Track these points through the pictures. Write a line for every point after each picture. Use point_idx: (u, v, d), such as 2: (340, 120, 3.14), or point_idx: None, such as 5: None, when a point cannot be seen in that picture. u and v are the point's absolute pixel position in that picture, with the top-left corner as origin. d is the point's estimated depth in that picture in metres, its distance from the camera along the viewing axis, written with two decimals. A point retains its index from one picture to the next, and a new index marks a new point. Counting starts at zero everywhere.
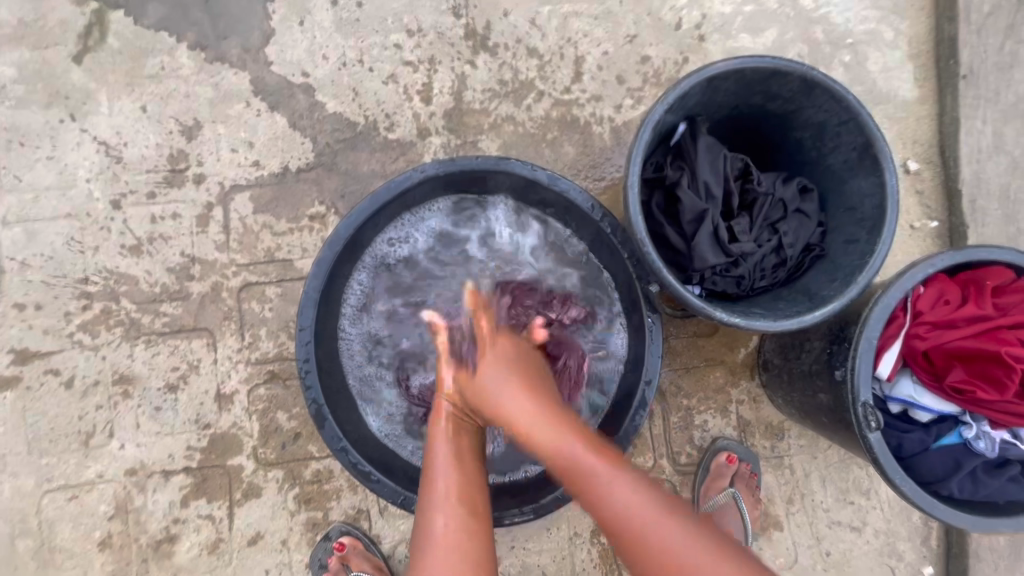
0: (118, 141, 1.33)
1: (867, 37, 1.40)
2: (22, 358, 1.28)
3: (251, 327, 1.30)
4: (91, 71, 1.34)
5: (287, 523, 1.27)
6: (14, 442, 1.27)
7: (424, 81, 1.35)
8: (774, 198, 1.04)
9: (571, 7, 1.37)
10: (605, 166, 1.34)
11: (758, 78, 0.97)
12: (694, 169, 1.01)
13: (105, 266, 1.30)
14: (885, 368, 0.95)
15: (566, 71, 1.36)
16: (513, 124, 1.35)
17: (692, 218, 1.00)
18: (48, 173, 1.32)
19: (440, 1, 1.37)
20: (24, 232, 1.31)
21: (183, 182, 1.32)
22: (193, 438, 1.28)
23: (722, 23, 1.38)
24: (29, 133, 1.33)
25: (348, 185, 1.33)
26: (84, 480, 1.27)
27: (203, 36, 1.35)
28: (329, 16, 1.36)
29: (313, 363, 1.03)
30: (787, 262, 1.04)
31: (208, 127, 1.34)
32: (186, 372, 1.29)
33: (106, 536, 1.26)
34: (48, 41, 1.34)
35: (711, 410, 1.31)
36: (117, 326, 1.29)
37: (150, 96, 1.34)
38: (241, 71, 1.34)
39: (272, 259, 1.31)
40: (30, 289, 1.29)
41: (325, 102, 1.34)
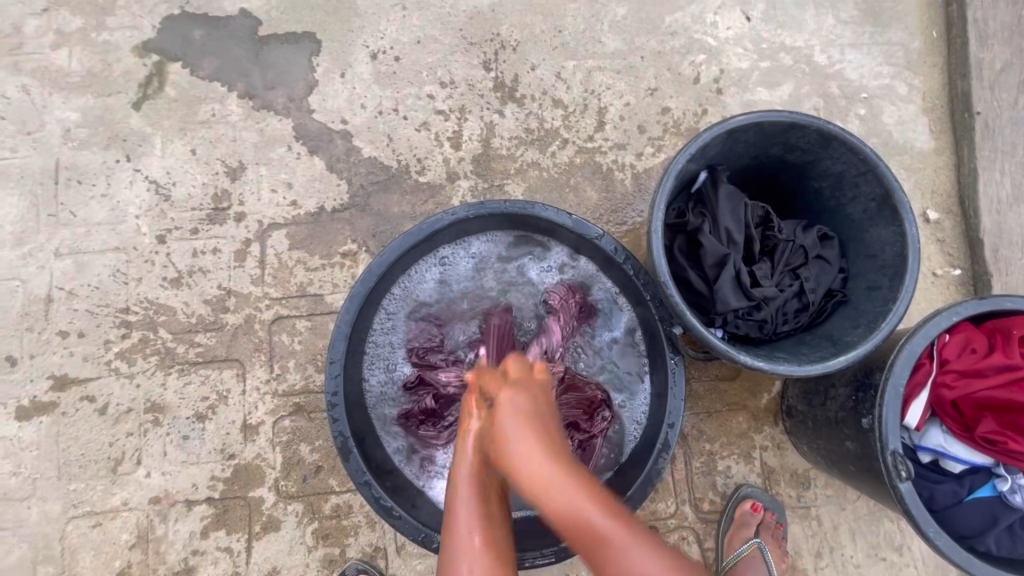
0: (167, 181, 1.42)
1: (881, 91, 1.45)
2: (61, 384, 1.33)
3: (280, 359, 1.33)
4: (148, 117, 1.45)
5: (304, 559, 1.27)
6: (46, 467, 1.30)
7: (454, 129, 1.43)
8: (794, 244, 1.06)
9: (594, 62, 1.45)
10: (627, 211, 1.39)
11: (777, 130, 1.02)
12: (716, 215, 1.04)
13: (147, 297, 1.36)
14: (914, 417, 0.93)
15: (590, 121, 1.42)
16: (538, 170, 1.41)
17: (714, 262, 1.02)
18: (101, 209, 1.41)
19: (472, 56, 1.46)
20: (75, 263, 1.38)
21: (225, 219, 1.40)
22: (217, 468, 1.30)
23: (740, 78, 1.45)
24: (88, 172, 1.43)
25: (379, 224, 1.39)
26: (109, 508, 1.28)
27: (253, 86, 1.45)
28: (368, 69, 1.46)
29: (341, 397, 1.05)
30: (809, 307, 1.05)
31: (251, 169, 1.42)
32: (215, 403, 1.32)
33: (126, 565, 1.27)
34: (112, 89, 1.46)
35: (735, 455, 1.29)
36: (153, 355, 1.34)
37: (201, 139, 1.44)
38: (285, 118, 1.44)
39: (304, 293, 1.36)
40: (75, 318, 1.36)
41: (362, 147, 1.43)
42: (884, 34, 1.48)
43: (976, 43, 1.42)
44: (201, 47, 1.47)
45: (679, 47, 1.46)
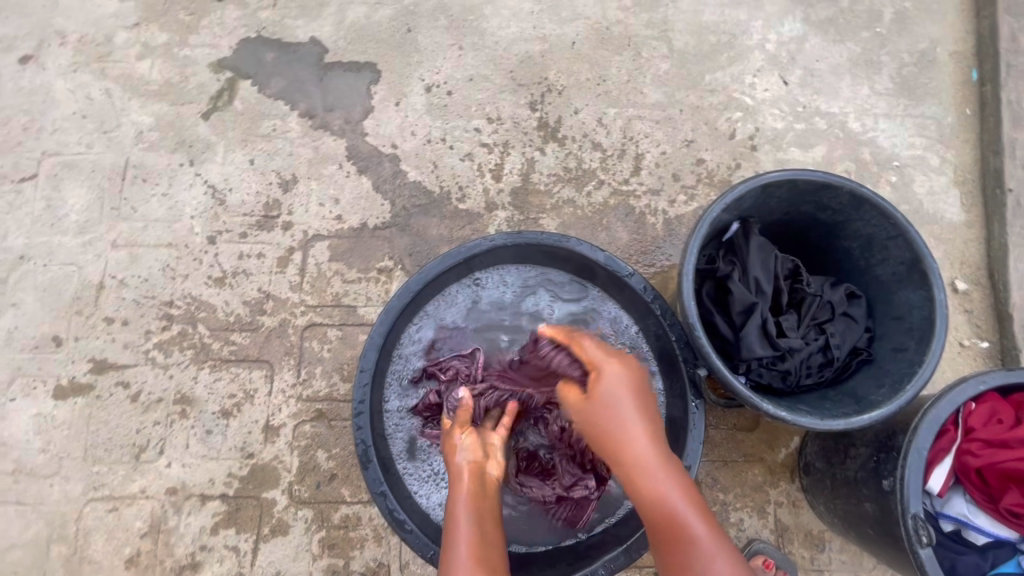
0: (224, 186, 1.51)
1: (913, 161, 1.49)
2: (99, 368, 1.39)
3: (308, 365, 1.38)
4: (215, 127, 1.56)
5: (308, 566, 1.27)
6: (73, 446, 1.34)
7: (497, 162, 1.50)
8: (822, 300, 1.08)
9: (635, 111, 1.53)
10: (656, 254, 1.43)
11: (810, 189, 1.05)
12: (745, 264, 1.07)
13: (191, 293, 1.43)
14: (935, 483, 0.93)
15: (626, 166, 1.49)
16: (573, 207, 1.46)
17: (741, 309, 1.04)
18: (160, 207, 1.50)
19: (520, 96, 1.55)
20: (129, 255, 1.46)
21: (272, 227, 1.47)
22: (235, 466, 1.32)
23: (774, 136, 1.51)
24: (153, 172, 1.53)
25: (417, 245, 1.45)
26: (127, 494, 1.32)
27: (313, 107, 1.56)
28: (422, 100, 1.55)
29: (366, 405, 1.08)
30: (834, 362, 1.06)
31: (303, 182, 1.51)
32: (241, 401, 1.36)
33: (134, 553, 1.28)
34: (185, 99, 1.58)
35: (748, 508, 1.28)
36: (189, 348, 1.39)
37: (260, 151, 1.53)
38: (339, 138, 1.53)
39: (338, 303, 1.42)
40: (122, 306, 1.43)
41: (408, 171, 1.51)
42: (918, 107, 1.53)
43: (1010, 123, 1.46)
44: (271, 69, 1.59)
45: (717, 103, 1.53)
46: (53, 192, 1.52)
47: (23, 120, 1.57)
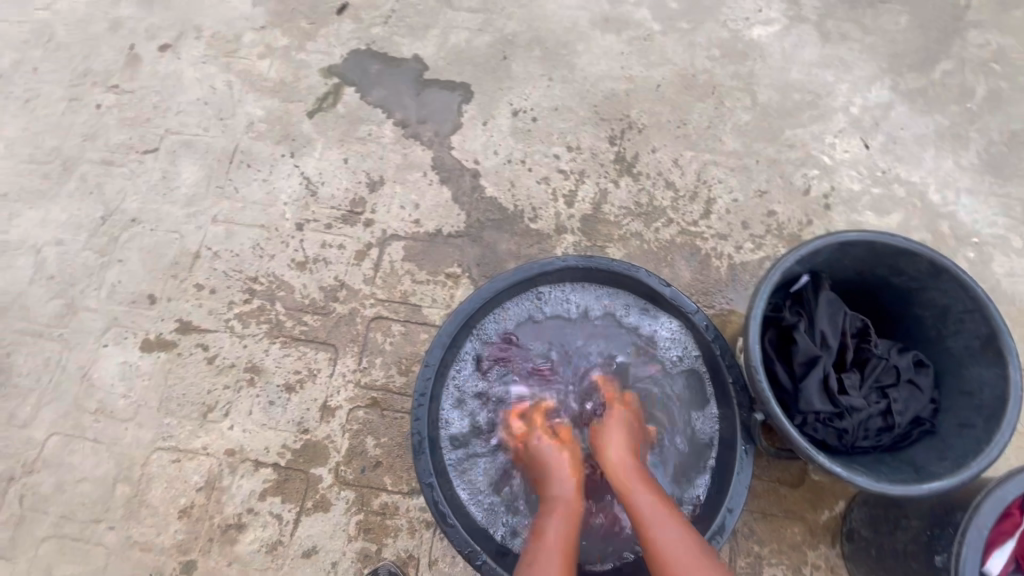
0: (318, 180, 1.64)
1: (994, 240, 1.46)
2: (184, 328, 1.51)
3: (370, 354, 1.46)
4: (317, 125, 1.70)
5: (342, 546, 1.32)
6: (150, 396, 1.46)
7: (571, 188, 1.57)
8: (887, 363, 1.08)
9: (711, 157, 1.57)
10: (716, 296, 1.45)
11: (887, 253, 1.07)
12: (813, 317, 1.09)
13: (274, 272, 1.55)
14: (995, 566, 0.90)
15: (697, 208, 1.52)
16: (640, 240, 1.51)
17: (804, 360, 1.06)
18: (259, 190, 1.64)
19: (601, 130, 1.62)
20: (225, 230, 1.60)
21: (355, 222, 1.58)
22: (290, 438, 1.40)
23: (849, 198, 1.51)
24: (257, 159, 1.67)
25: (486, 256, 1.53)
26: (191, 448, 1.41)
27: (408, 117, 1.68)
28: (508, 123, 1.65)
29: (426, 398, 1.15)
30: (894, 428, 1.05)
31: (388, 185, 1.62)
32: (304, 378, 1.45)
33: (188, 505, 1.37)
34: (295, 97, 1.73)
35: (784, 566, 1.25)
36: (265, 323, 1.50)
37: (354, 152, 1.66)
38: (428, 148, 1.64)
39: (405, 301, 1.50)
40: (212, 276, 1.56)
41: (486, 186, 1.59)
42: (1003, 186, 1.51)
43: None
44: (374, 79, 1.73)
45: (794, 158, 1.56)
46: (169, 165, 1.69)
47: (154, 99, 1.76)
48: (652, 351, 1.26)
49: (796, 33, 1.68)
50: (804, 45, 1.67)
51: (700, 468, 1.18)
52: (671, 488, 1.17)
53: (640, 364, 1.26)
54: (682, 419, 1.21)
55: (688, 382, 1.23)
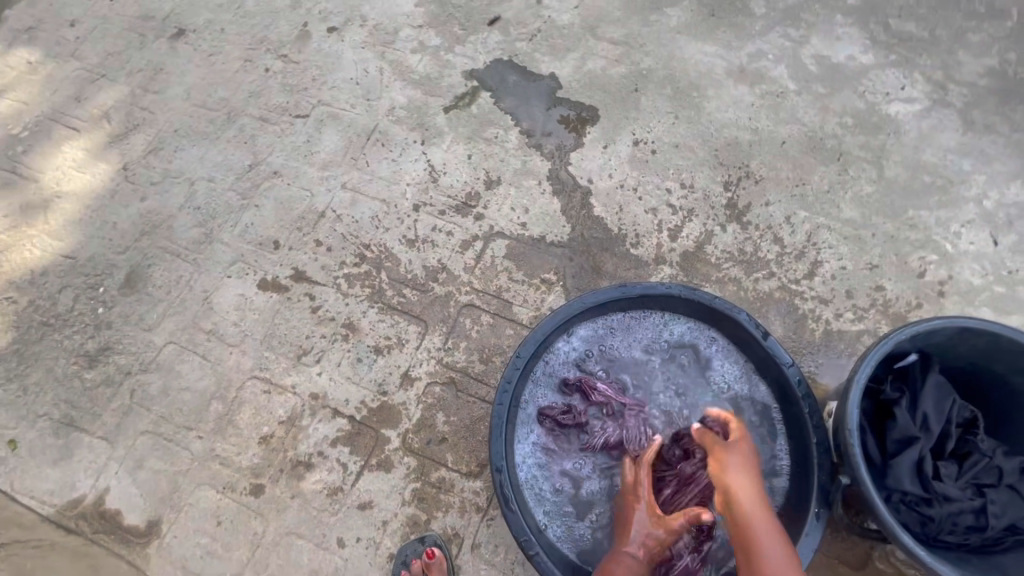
0: (441, 169, 1.77)
1: None
2: (298, 276, 1.67)
3: (456, 337, 1.54)
4: (450, 121, 1.84)
5: (395, 508, 1.39)
6: (257, 329, 1.62)
7: (677, 224, 1.61)
8: (990, 462, 1.04)
9: (825, 220, 1.57)
10: (805, 358, 1.43)
11: (1010, 349, 1.03)
12: (917, 396, 1.06)
13: (386, 244, 1.68)
14: None
15: (802, 267, 1.52)
16: (736, 286, 1.52)
17: (899, 438, 1.04)
18: (387, 169, 1.79)
19: (717, 174, 1.66)
20: (351, 198, 1.76)
21: (467, 214, 1.69)
22: (369, 396, 1.51)
23: (967, 290, 1.46)
24: (391, 141, 1.83)
25: (582, 270, 1.59)
26: (281, 384, 1.55)
27: (534, 128, 1.78)
28: (627, 151, 1.72)
29: (512, 385, 1.22)
30: (987, 530, 1.00)
31: (504, 186, 1.72)
32: (393, 344, 1.55)
33: (268, 434, 1.50)
34: (435, 93, 1.89)
35: None
36: (369, 287, 1.63)
37: (479, 150, 1.78)
38: (547, 160, 1.74)
39: (498, 295, 1.58)
40: (331, 235, 1.71)
41: (595, 205, 1.66)
42: None
43: None
44: (509, 89, 1.85)
45: (914, 239, 1.52)
46: (315, 132, 1.88)
47: (315, 73, 1.97)
48: (737, 398, 1.26)
49: (938, 116, 1.66)
50: (944, 130, 1.64)
51: None
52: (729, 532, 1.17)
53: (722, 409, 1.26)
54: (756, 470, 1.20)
55: (768, 439, 1.22)
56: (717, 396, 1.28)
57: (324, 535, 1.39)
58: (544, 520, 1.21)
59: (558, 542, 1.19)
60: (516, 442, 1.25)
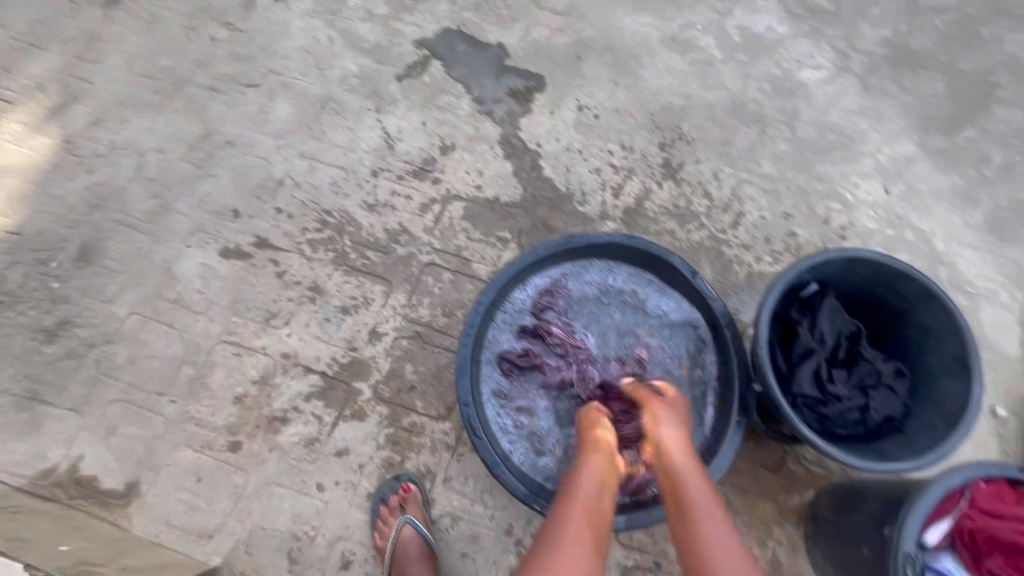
0: (396, 136, 1.84)
1: (984, 291, 1.64)
2: (260, 243, 1.71)
3: (420, 294, 1.65)
4: (403, 89, 1.89)
5: (371, 452, 1.50)
6: (223, 296, 1.66)
7: (619, 182, 1.76)
8: (872, 368, 1.26)
9: (747, 176, 1.76)
10: (731, 297, 1.63)
11: (889, 274, 1.25)
12: (815, 318, 1.28)
13: (346, 209, 1.74)
14: (931, 536, 1.04)
15: (727, 218, 1.71)
16: (672, 237, 1.69)
17: (801, 352, 1.25)
18: (343, 136, 1.84)
19: (654, 136, 1.81)
20: (308, 165, 1.80)
21: (424, 178, 1.78)
22: (339, 353, 1.59)
23: (863, 233, 1.70)
24: (345, 109, 1.87)
25: (534, 228, 1.71)
26: (251, 346, 1.60)
27: (484, 96, 1.87)
28: (572, 116, 1.84)
29: (475, 329, 1.34)
30: (867, 422, 1.23)
31: (459, 151, 1.81)
32: (359, 304, 1.64)
33: (242, 394, 1.56)
34: (387, 61, 1.93)
35: (752, 535, 1.42)
36: (332, 251, 1.69)
37: (432, 118, 1.86)
38: (498, 126, 1.84)
39: (457, 254, 1.69)
40: (291, 203, 1.75)
41: (544, 167, 1.78)
42: (1000, 247, 1.68)
43: None
44: (459, 58, 1.92)
45: (820, 190, 1.74)
46: (267, 101, 1.89)
47: (262, 41, 1.96)
48: (673, 332, 1.44)
49: (842, 81, 1.87)
50: (847, 94, 1.85)
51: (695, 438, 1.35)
52: None
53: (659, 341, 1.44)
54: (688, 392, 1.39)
55: (698, 364, 1.41)
56: (655, 330, 1.45)
57: (304, 482, 1.48)
58: (509, 449, 1.35)
59: (522, 466, 1.34)
60: (481, 384, 1.38)
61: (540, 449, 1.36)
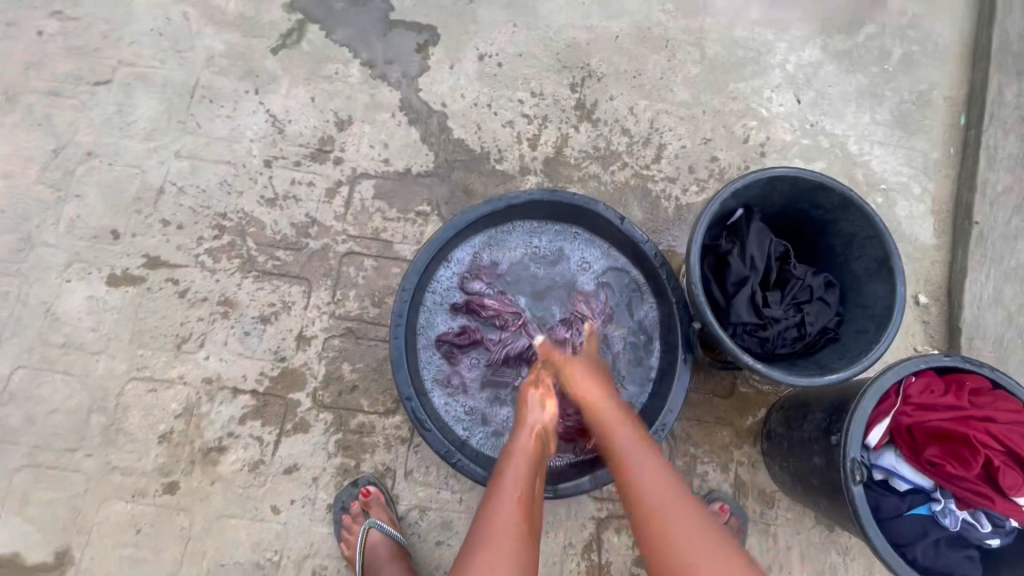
0: (284, 118, 1.64)
1: (898, 186, 1.68)
2: (152, 263, 1.52)
3: (343, 288, 1.52)
4: (281, 62, 1.68)
5: (323, 463, 1.42)
6: (121, 329, 1.48)
7: (534, 133, 1.66)
8: (804, 283, 1.27)
9: (664, 106, 1.69)
10: (663, 234, 1.60)
11: (808, 187, 1.23)
12: (744, 243, 1.25)
13: (243, 209, 1.56)
14: (873, 437, 1.08)
15: (649, 153, 1.65)
16: (597, 182, 1.63)
17: (735, 281, 1.23)
18: (223, 127, 1.63)
19: (563, 77, 1.71)
20: (190, 166, 1.59)
21: (325, 160, 1.61)
22: (267, 367, 1.47)
23: (782, 148, 1.69)
24: (219, 95, 1.65)
25: (454, 195, 1.60)
26: (167, 378, 1.45)
27: (375, 58, 1.69)
28: (474, 67, 1.70)
29: (405, 318, 1.25)
30: (804, 337, 1.25)
31: (357, 125, 1.64)
32: (279, 310, 1.50)
33: (168, 431, 1.42)
34: (257, 32, 1.70)
35: (714, 463, 1.46)
36: (237, 258, 1.53)
37: (321, 90, 1.66)
38: (395, 89, 1.67)
39: (377, 237, 1.56)
40: (178, 212, 1.56)
41: (454, 128, 1.65)
42: (909, 140, 1.72)
43: (986, 164, 1.65)
44: (339, 17, 1.71)
45: (736, 110, 1.71)
46: (124, 99, 1.64)
47: (102, 28, 1.68)
48: (607, 283, 1.42)
49: None
50: (750, 4, 1.79)
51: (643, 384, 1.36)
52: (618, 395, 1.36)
53: (594, 294, 1.42)
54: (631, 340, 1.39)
55: (636, 310, 1.40)
56: (588, 284, 1.43)
57: (257, 508, 1.39)
58: (464, 432, 1.33)
59: (481, 448, 1.32)
60: (423, 374, 1.34)
61: (494, 425, 1.34)
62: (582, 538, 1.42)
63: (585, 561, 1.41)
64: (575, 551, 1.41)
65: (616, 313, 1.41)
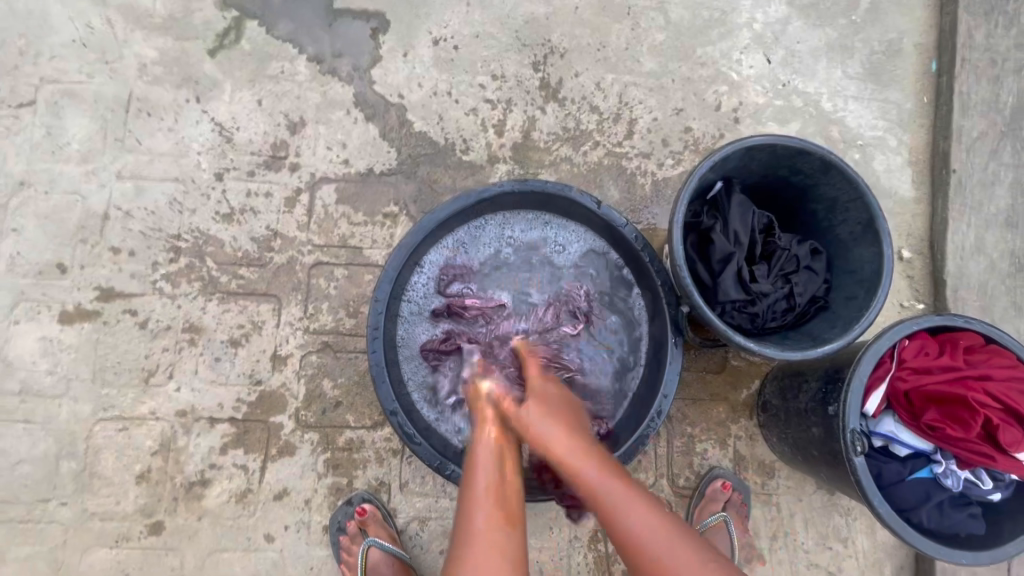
0: (232, 125, 1.53)
1: (874, 141, 1.65)
2: (106, 295, 1.42)
3: (315, 301, 1.45)
4: (220, 65, 1.56)
5: (313, 485, 1.37)
6: (81, 368, 1.39)
7: (500, 118, 1.58)
8: (790, 253, 1.23)
9: (631, 78, 1.62)
10: (642, 213, 1.55)
11: (786, 154, 1.19)
12: (726, 218, 1.21)
13: (198, 227, 1.47)
14: (871, 405, 1.06)
15: (620, 129, 1.59)
16: (570, 164, 1.56)
17: (720, 258, 1.18)
18: (166, 141, 1.52)
19: (524, 56, 1.62)
20: (134, 187, 1.48)
21: (281, 167, 1.51)
22: (243, 392, 1.40)
23: (755, 111, 1.64)
24: (158, 107, 1.53)
25: (421, 192, 1.53)
26: (137, 415, 1.38)
27: (322, 52, 1.58)
28: (429, 54, 1.60)
29: (380, 331, 1.18)
30: (795, 309, 1.21)
31: (311, 126, 1.54)
32: (249, 331, 1.42)
33: (145, 470, 1.35)
34: (191, 34, 1.57)
35: (712, 440, 1.44)
36: (197, 280, 1.44)
37: (267, 92, 1.55)
38: (347, 84, 1.57)
39: (345, 244, 1.48)
40: (128, 237, 1.45)
41: (414, 121, 1.56)
42: (882, 93, 1.68)
43: (960, 111, 1.62)
44: (279, 11, 1.59)
45: (706, 76, 1.64)
46: (53, 120, 1.51)
47: (19, 44, 1.54)
48: (589, 270, 1.37)
49: None
50: None
51: (636, 371, 1.32)
52: (611, 385, 1.33)
53: (575, 283, 1.37)
54: (619, 328, 1.35)
55: (619, 295, 1.36)
56: (568, 273, 1.38)
57: (249, 538, 1.34)
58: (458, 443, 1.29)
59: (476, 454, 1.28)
60: (409, 388, 1.29)
61: None
62: (587, 530, 1.39)
63: (592, 553, 1.39)
64: (581, 544, 1.39)
65: (598, 300, 1.37)
